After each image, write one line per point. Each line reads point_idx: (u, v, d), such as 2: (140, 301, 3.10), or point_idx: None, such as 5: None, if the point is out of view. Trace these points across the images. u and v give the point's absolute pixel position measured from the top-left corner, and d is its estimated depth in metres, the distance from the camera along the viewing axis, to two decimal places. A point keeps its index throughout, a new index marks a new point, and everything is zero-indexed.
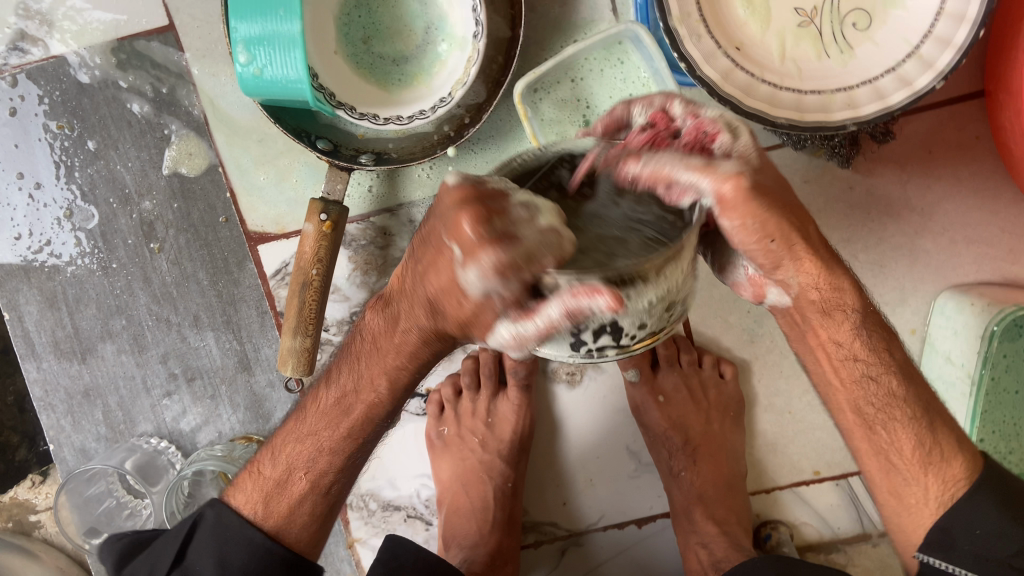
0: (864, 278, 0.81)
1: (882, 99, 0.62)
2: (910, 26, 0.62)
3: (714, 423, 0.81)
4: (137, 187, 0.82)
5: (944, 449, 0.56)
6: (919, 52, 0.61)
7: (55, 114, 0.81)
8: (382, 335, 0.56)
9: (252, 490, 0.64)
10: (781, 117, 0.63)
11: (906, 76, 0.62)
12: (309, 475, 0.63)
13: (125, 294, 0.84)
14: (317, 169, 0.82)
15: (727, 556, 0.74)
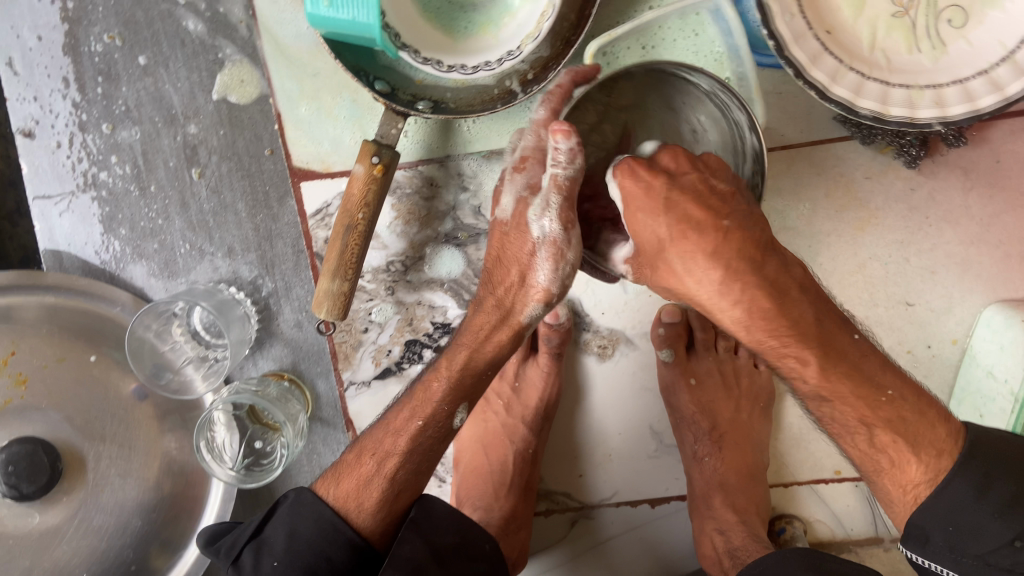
0: (912, 282, 0.80)
1: (971, 101, 0.60)
2: (1009, 28, 0.59)
3: (743, 411, 0.80)
4: (184, 109, 0.80)
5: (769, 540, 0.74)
6: (1015, 57, 0.59)
7: (107, 25, 0.79)
8: (486, 342, 0.64)
9: (336, 481, 0.63)
10: (864, 109, 0.61)
11: (998, 80, 0.59)
12: (376, 457, 0.63)
13: (160, 218, 0.83)
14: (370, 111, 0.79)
15: (743, 545, 0.74)
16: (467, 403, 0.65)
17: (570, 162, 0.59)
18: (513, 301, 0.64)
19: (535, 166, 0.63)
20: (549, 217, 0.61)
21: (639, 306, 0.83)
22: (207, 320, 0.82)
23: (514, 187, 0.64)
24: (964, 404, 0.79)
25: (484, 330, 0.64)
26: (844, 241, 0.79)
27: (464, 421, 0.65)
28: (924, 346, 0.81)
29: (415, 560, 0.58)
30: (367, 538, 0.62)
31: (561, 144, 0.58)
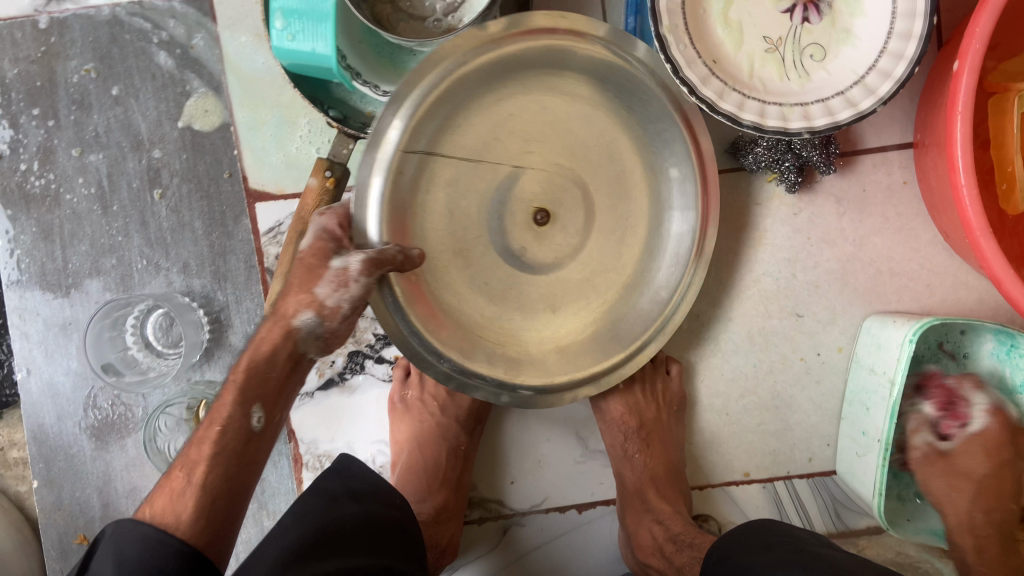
0: (801, 295, 0.91)
1: (831, 115, 0.74)
2: (859, 59, 0.75)
3: (662, 414, 0.90)
4: (151, 135, 0.88)
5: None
6: (865, 81, 0.74)
7: (83, 59, 0.87)
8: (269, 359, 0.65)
9: (154, 504, 0.61)
10: (746, 120, 0.73)
11: (852, 99, 0.74)
12: (187, 469, 0.62)
13: (120, 235, 0.89)
14: (300, 128, 0.88)
15: (683, 531, 0.81)
16: (263, 403, 0.65)
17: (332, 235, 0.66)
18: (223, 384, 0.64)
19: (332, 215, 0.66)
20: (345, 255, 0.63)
21: None
22: (159, 329, 0.91)
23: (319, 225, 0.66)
24: (854, 403, 0.88)
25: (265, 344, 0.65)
26: (740, 259, 0.91)
27: (263, 422, 0.65)
28: (814, 353, 0.92)
29: (331, 491, 0.70)
30: (195, 546, 0.59)
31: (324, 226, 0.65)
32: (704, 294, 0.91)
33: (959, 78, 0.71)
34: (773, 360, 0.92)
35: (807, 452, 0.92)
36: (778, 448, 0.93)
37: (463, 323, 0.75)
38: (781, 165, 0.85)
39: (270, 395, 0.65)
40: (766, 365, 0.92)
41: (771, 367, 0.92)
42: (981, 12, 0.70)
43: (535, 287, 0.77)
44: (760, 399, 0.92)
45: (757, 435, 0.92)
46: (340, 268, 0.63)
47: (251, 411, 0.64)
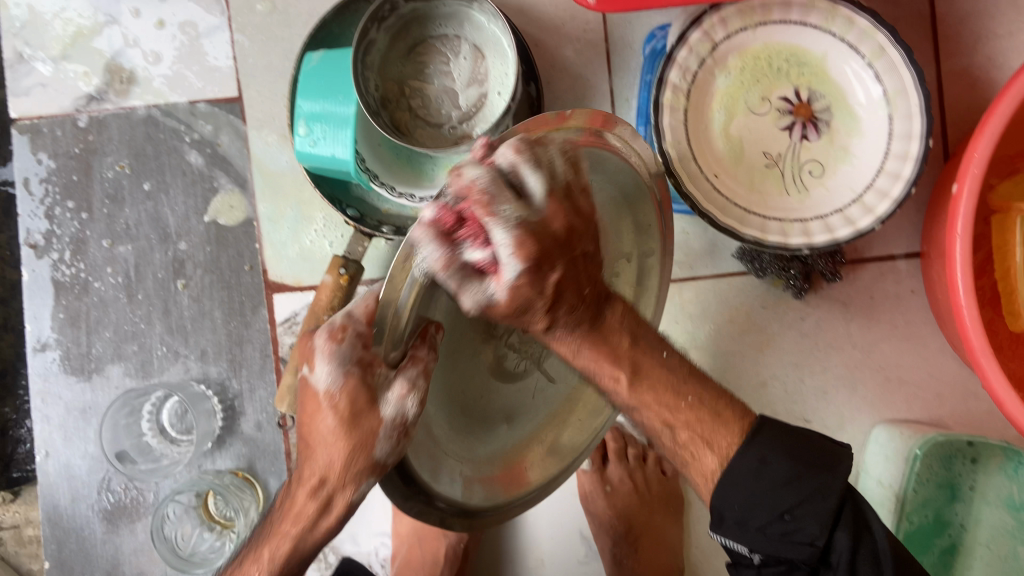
0: (809, 400, 0.91)
1: (830, 231, 0.75)
2: (856, 178, 0.76)
3: (656, 515, 0.89)
4: (177, 228, 0.92)
5: (695, 447, 0.59)
6: (862, 199, 0.75)
7: (119, 156, 0.92)
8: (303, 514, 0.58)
9: None
10: (747, 233, 0.75)
11: (850, 217, 0.75)
12: None
13: (142, 322, 0.93)
14: (316, 222, 0.91)
15: None
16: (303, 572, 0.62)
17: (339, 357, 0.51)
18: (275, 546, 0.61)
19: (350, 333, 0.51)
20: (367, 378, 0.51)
21: None
22: (174, 416, 0.93)
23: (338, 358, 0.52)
24: None
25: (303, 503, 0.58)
26: (746, 362, 0.91)
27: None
28: None
29: None
30: None
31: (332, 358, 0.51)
32: None
33: (958, 201, 0.73)
34: None
35: None
36: None
37: (461, 453, 0.58)
38: (788, 272, 0.86)
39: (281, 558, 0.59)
40: None
41: None
42: (979, 138, 0.71)
43: (524, 393, 0.64)
44: None
45: None
46: (393, 418, 0.51)
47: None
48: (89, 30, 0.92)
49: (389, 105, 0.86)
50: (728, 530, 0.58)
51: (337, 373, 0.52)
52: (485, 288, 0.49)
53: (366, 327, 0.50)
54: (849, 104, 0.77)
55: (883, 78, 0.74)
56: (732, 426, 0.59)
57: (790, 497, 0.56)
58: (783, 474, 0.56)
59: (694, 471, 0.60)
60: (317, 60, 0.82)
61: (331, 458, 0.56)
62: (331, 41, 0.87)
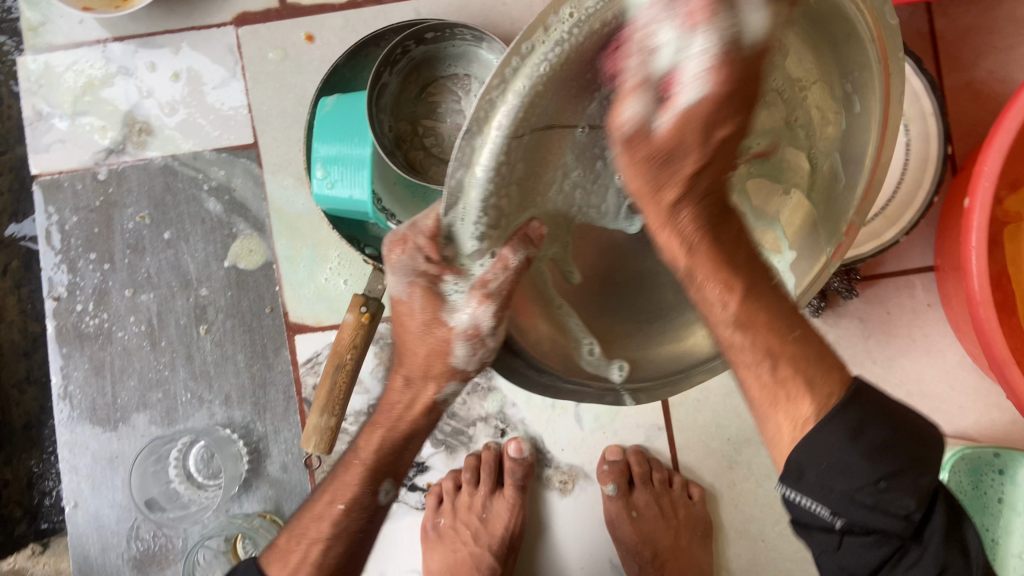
0: None
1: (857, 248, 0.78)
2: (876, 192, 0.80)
3: (682, 539, 0.89)
4: (198, 274, 0.94)
5: (793, 390, 0.51)
6: (885, 213, 0.79)
7: (139, 207, 0.94)
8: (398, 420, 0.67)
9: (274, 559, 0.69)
10: None
11: (875, 232, 0.79)
12: (303, 545, 0.68)
13: (166, 369, 0.94)
14: (331, 261, 0.92)
15: None
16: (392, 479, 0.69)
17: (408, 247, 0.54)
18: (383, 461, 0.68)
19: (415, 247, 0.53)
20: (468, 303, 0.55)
21: (595, 443, 0.91)
22: (200, 462, 0.94)
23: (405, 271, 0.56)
24: None
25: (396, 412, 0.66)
26: None
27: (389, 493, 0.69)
28: None
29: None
30: None
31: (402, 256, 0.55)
32: (734, 419, 0.91)
33: (971, 213, 0.74)
34: None
35: None
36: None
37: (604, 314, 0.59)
38: None
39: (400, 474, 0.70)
40: None
41: None
42: (990, 152, 0.72)
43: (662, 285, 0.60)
44: None
45: (796, 563, 0.90)
46: (467, 328, 0.56)
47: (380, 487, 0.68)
48: (105, 86, 0.94)
49: (403, 146, 0.87)
50: (806, 487, 0.49)
51: (406, 283, 0.57)
52: (652, 98, 0.45)
53: (426, 241, 0.52)
54: None
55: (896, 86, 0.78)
56: (831, 368, 0.52)
57: (887, 464, 0.48)
58: (882, 438, 0.48)
59: (783, 418, 0.51)
60: (331, 103, 0.84)
61: (429, 361, 0.63)
62: (343, 85, 0.89)
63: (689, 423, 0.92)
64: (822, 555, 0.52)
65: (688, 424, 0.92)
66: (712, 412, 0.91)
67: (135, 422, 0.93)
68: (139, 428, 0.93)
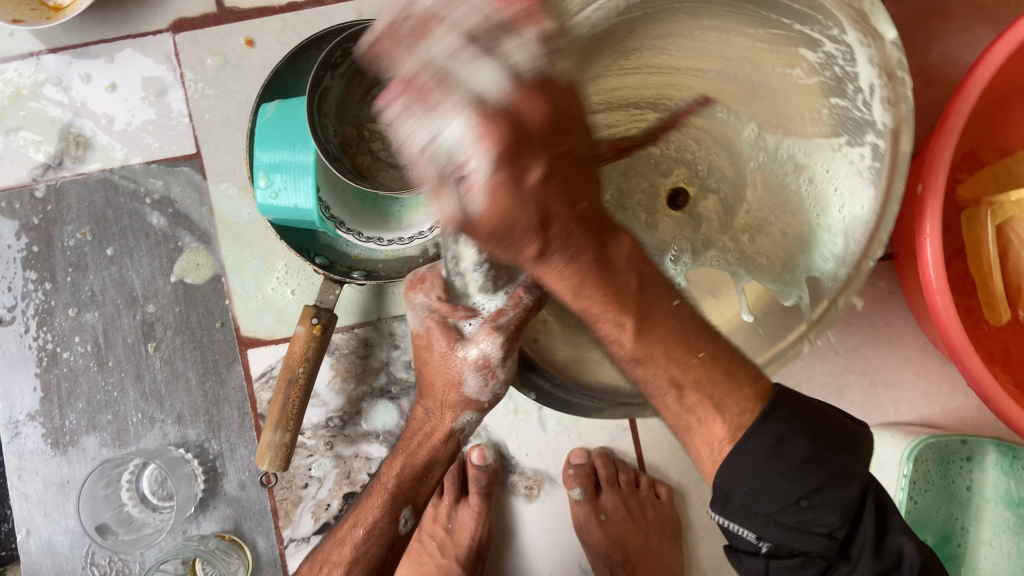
0: None
1: None
2: None
3: (652, 541, 0.87)
4: (145, 291, 0.91)
5: (702, 414, 0.54)
6: None
7: (80, 223, 0.91)
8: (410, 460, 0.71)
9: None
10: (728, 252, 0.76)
11: None
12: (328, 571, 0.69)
13: (116, 390, 0.91)
14: (278, 270, 0.90)
15: None
16: (411, 507, 0.71)
17: (413, 295, 0.66)
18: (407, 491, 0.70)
19: (433, 282, 0.65)
20: (479, 337, 0.63)
21: (559, 446, 0.90)
22: (154, 484, 0.92)
23: (421, 306, 0.65)
24: None
25: (418, 438, 0.71)
26: None
27: (408, 524, 0.71)
28: None
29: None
30: None
31: (422, 292, 0.65)
32: None
33: (925, 199, 0.72)
34: None
35: None
36: None
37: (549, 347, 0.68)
38: None
39: (420, 500, 0.71)
40: None
41: None
42: (942, 137, 0.71)
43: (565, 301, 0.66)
44: None
45: None
46: (477, 359, 0.64)
47: (399, 513, 0.70)
48: (33, 97, 0.91)
49: (350, 152, 0.86)
50: (730, 511, 0.52)
51: (422, 320, 0.65)
52: (485, 60, 0.46)
53: (438, 288, 0.64)
54: None
55: None
56: (737, 383, 0.53)
57: (806, 483, 0.50)
58: (802, 453, 0.50)
59: (699, 440, 0.54)
60: (272, 109, 0.81)
61: (444, 392, 0.68)
62: (285, 91, 0.86)
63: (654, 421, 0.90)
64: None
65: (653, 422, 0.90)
66: None
67: (85, 445, 0.90)
68: (90, 451, 0.90)
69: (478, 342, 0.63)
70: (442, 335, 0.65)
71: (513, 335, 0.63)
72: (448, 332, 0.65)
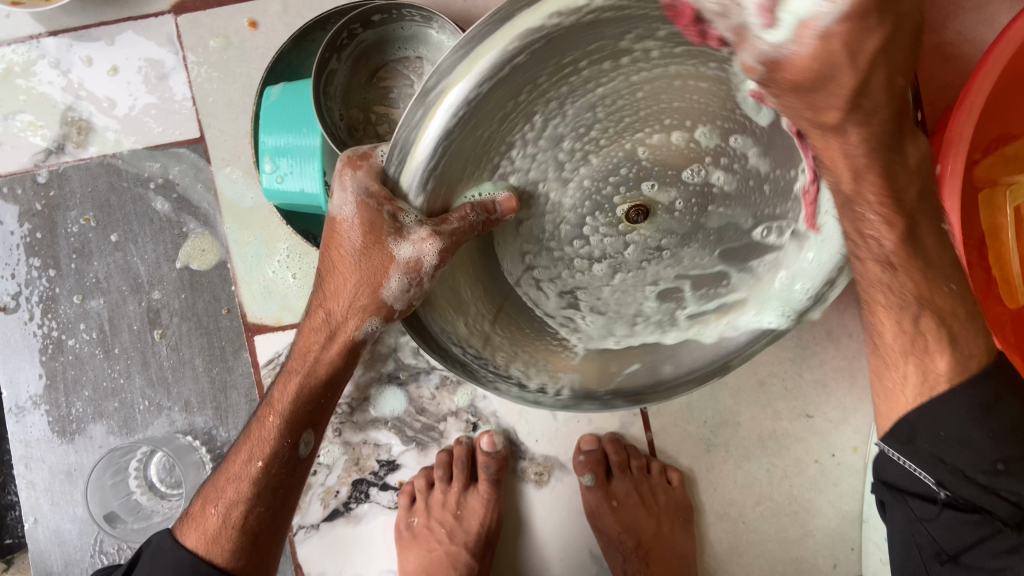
0: (810, 395, 0.89)
1: None
2: None
3: (664, 526, 0.87)
4: (150, 277, 0.90)
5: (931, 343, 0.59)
6: None
7: (83, 209, 0.90)
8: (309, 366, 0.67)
9: (187, 527, 0.68)
10: None
11: None
12: (220, 506, 0.67)
13: (122, 377, 0.90)
14: (279, 253, 0.89)
15: None
16: (311, 429, 0.69)
17: (355, 183, 0.59)
18: (306, 414, 0.68)
19: (370, 169, 0.58)
20: (413, 237, 0.57)
21: (569, 432, 0.89)
22: (162, 471, 0.91)
23: (354, 187, 0.58)
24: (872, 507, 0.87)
25: (312, 354, 0.67)
26: (743, 361, 0.89)
27: (307, 447, 0.70)
28: (830, 455, 0.88)
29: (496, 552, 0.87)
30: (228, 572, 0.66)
31: (352, 182, 0.59)
32: (710, 402, 0.89)
33: (943, 181, 0.71)
34: (787, 464, 0.89)
35: (832, 557, 0.88)
36: (802, 555, 0.88)
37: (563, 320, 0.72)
38: None
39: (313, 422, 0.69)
40: (781, 469, 0.89)
41: (786, 471, 0.89)
42: (959, 116, 0.70)
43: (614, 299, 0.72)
44: (778, 505, 0.89)
45: (778, 543, 0.89)
46: (406, 260, 0.59)
47: (300, 438, 0.69)
48: (26, 75, 0.89)
49: (356, 134, 0.84)
50: (915, 452, 0.61)
51: (354, 202, 0.59)
52: None
53: (377, 188, 0.57)
54: None
55: None
56: (974, 335, 0.60)
57: (1004, 450, 0.58)
58: (999, 413, 0.58)
59: (896, 386, 0.62)
60: (278, 92, 0.80)
61: (352, 296, 0.63)
62: (290, 74, 0.85)
63: (665, 406, 0.90)
64: (913, 521, 0.62)
65: (664, 408, 0.90)
66: (688, 395, 0.89)
67: (91, 433, 0.90)
68: (97, 439, 0.90)
69: (401, 243, 0.59)
70: (361, 232, 0.61)
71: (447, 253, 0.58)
72: (369, 226, 0.60)
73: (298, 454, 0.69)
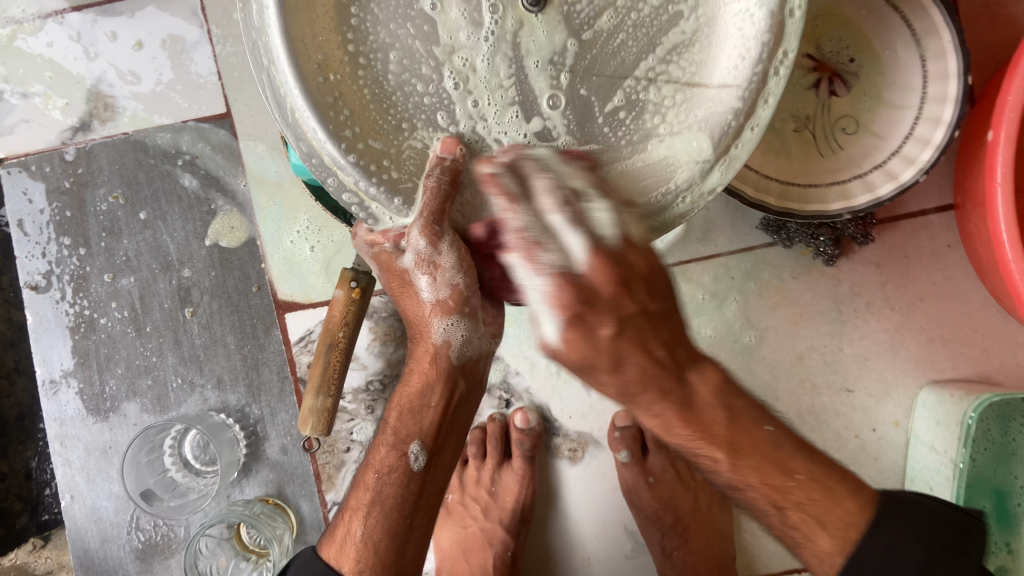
0: (850, 370, 0.87)
1: (873, 190, 0.74)
2: (894, 130, 0.75)
3: (701, 502, 0.86)
4: (180, 255, 0.89)
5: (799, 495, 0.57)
6: (903, 152, 0.74)
7: (111, 186, 0.89)
8: (423, 390, 0.66)
9: (328, 541, 0.66)
10: (792, 209, 0.74)
11: (892, 171, 0.74)
12: (352, 519, 0.65)
13: (154, 355, 0.90)
14: (298, 224, 0.88)
15: None
16: (420, 441, 0.66)
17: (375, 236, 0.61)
18: (417, 424, 0.66)
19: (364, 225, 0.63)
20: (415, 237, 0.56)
21: (603, 408, 0.88)
22: (196, 449, 0.91)
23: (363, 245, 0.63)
24: (917, 482, 0.85)
25: (417, 369, 0.67)
26: (782, 334, 0.87)
27: (422, 463, 0.66)
28: (870, 429, 0.87)
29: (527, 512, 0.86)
30: None
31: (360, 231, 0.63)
32: (747, 376, 0.87)
33: (997, 148, 0.68)
34: (827, 439, 0.87)
35: None
36: None
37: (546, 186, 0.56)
38: (816, 240, 0.82)
39: (430, 433, 0.66)
40: (820, 444, 0.87)
41: (825, 446, 0.87)
42: (1012, 80, 0.66)
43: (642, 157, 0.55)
44: None
45: None
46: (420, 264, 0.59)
47: (409, 449, 0.65)
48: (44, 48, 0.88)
49: None
50: None
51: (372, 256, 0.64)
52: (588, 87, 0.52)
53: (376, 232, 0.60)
54: (874, 50, 0.76)
55: (914, 24, 0.72)
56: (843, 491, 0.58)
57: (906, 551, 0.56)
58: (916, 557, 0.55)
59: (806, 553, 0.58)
60: None
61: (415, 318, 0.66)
62: None
63: None
64: None
65: None
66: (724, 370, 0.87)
67: (126, 411, 0.90)
68: (132, 417, 0.90)
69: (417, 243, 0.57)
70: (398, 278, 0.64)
71: (431, 220, 0.54)
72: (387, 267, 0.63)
73: (414, 468, 0.65)
